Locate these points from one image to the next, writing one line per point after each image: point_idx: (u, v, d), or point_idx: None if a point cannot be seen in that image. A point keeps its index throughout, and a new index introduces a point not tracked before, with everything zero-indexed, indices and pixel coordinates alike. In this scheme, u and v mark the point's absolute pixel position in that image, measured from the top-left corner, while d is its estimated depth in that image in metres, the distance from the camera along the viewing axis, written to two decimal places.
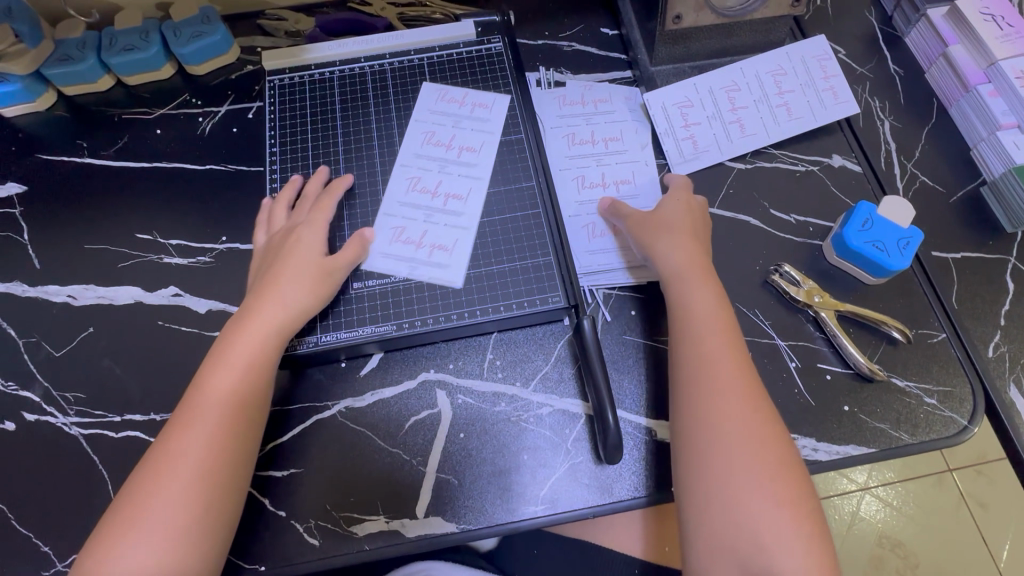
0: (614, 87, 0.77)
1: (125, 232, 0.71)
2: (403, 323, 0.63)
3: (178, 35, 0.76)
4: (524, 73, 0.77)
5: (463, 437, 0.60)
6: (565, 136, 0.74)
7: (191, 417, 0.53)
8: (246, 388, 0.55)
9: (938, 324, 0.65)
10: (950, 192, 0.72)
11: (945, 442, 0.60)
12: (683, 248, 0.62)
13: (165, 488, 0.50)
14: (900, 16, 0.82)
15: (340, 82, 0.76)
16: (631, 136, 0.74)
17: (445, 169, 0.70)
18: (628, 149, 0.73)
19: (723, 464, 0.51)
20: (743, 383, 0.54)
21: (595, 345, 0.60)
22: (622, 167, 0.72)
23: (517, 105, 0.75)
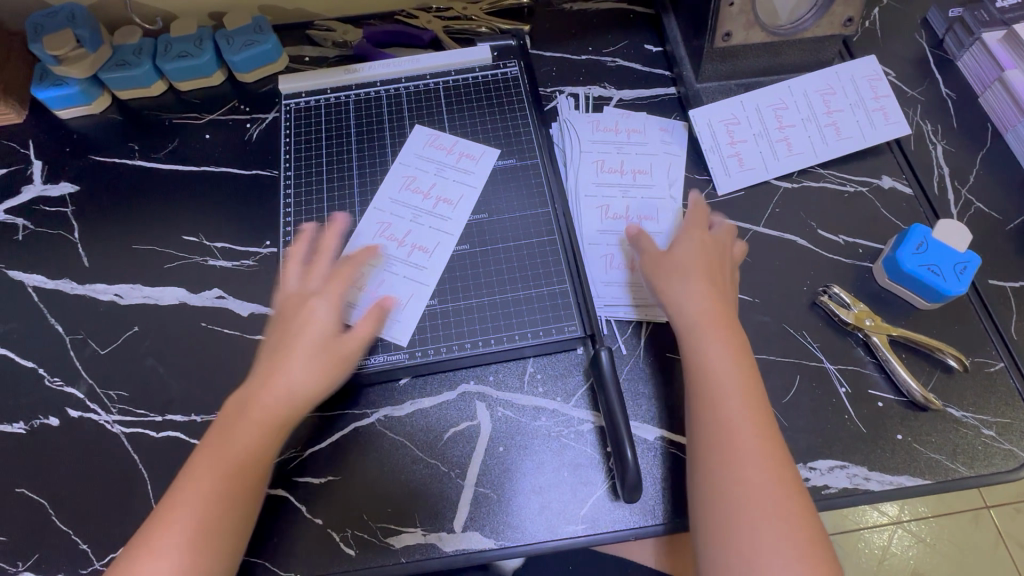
0: (649, 118, 0.76)
1: (173, 234, 0.72)
2: (416, 352, 0.62)
3: (231, 43, 0.78)
4: (540, 100, 0.77)
5: (502, 451, 0.59)
6: (595, 162, 0.73)
7: (191, 482, 0.51)
8: (247, 458, 0.53)
9: (996, 353, 0.62)
10: (1006, 218, 0.70)
11: (1005, 477, 0.57)
12: (700, 277, 0.60)
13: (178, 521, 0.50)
14: (951, 39, 0.80)
15: (356, 106, 0.76)
16: (660, 170, 0.73)
17: (416, 219, 0.69)
18: (655, 184, 0.72)
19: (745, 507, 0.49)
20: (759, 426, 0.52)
21: (612, 375, 0.59)
22: (648, 202, 0.71)
23: (532, 131, 0.74)
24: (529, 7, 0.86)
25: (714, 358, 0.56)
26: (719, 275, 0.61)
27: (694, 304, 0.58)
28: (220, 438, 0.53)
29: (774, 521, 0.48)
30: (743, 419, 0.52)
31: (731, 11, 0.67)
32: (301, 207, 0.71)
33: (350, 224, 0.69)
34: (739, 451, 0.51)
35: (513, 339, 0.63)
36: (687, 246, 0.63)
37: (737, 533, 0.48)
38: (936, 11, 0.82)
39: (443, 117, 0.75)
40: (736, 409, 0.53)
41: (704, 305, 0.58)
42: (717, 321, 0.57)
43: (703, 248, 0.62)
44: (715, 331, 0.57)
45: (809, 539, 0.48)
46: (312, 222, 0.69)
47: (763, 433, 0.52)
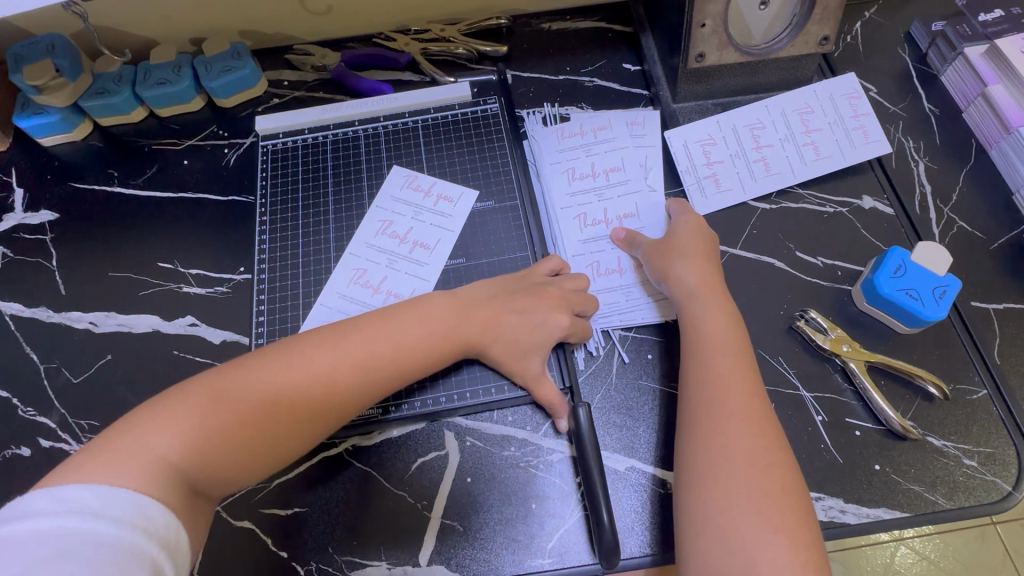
0: (614, 114, 0.75)
1: (149, 261, 0.72)
2: (388, 406, 0.61)
3: (209, 69, 0.79)
4: (520, 136, 0.75)
5: (469, 482, 0.59)
6: (565, 172, 0.72)
7: (227, 392, 0.48)
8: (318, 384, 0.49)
9: (979, 380, 0.61)
10: (989, 237, 0.68)
11: (986, 509, 0.55)
12: (694, 253, 0.62)
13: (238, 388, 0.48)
14: (934, 53, 0.79)
15: (333, 147, 0.74)
16: (633, 164, 0.73)
17: (390, 264, 0.67)
18: (631, 178, 0.72)
19: (723, 469, 0.48)
20: (755, 401, 0.51)
21: (590, 435, 0.57)
22: (626, 200, 0.71)
23: (513, 169, 0.73)
24: (507, 27, 0.86)
25: (709, 319, 0.58)
26: (714, 255, 0.63)
27: (692, 274, 0.61)
28: (277, 366, 0.49)
29: (746, 465, 0.48)
30: (733, 374, 0.53)
31: (703, 32, 0.67)
32: (275, 242, 0.70)
33: (325, 267, 0.68)
34: (725, 406, 0.51)
35: (487, 393, 0.61)
36: (684, 228, 0.65)
37: (711, 481, 0.48)
38: (919, 25, 0.81)
39: (422, 155, 0.73)
40: (730, 382, 0.52)
41: (699, 275, 0.61)
42: (716, 292, 0.59)
43: (699, 231, 0.65)
44: (710, 300, 0.59)
45: (784, 490, 0.47)
46: (286, 262, 0.68)
47: (749, 385, 0.52)
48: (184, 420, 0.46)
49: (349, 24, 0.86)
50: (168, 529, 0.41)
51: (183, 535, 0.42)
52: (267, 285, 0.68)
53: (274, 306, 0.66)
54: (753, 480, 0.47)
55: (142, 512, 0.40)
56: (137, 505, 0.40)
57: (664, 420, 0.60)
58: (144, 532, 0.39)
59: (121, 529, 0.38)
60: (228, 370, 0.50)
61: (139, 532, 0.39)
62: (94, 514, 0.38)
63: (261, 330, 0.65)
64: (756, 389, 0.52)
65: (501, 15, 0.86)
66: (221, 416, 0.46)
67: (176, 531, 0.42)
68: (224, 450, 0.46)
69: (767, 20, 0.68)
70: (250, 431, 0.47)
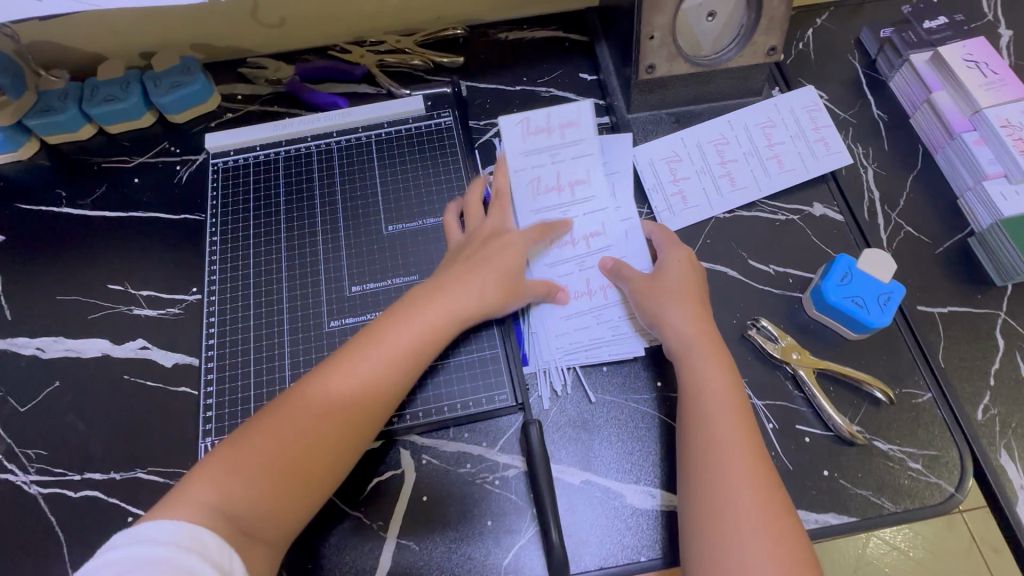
0: (587, 106, 0.68)
1: (98, 283, 0.71)
2: None
3: (158, 85, 0.78)
4: (473, 146, 0.74)
5: (426, 500, 0.58)
6: (530, 181, 0.68)
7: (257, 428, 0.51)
8: (371, 387, 0.54)
9: (924, 383, 0.62)
10: (935, 242, 0.70)
11: (929, 511, 0.57)
12: (689, 300, 0.61)
13: (291, 424, 0.51)
14: (883, 60, 0.80)
15: (285, 163, 0.72)
16: (599, 176, 0.68)
17: (342, 285, 0.66)
18: (598, 193, 0.68)
19: (741, 547, 0.47)
20: (760, 466, 0.51)
21: (541, 451, 0.57)
22: (590, 217, 0.68)
23: (466, 182, 0.71)
24: (464, 37, 0.86)
25: (708, 377, 0.56)
26: (703, 295, 0.62)
27: (688, 328, 0.59)
28: (312, 385, 0.53)
29: (763, 539, 0.47)
30: (734, 439, 0.52)
31: (652, 43, 0.67)
32: (227, 263, 0.68)
33: (277, 293, 0.66)
34: (732, 475, 0.50)
35: (440, 412, 0.61)
36: (675, 268, 0.63)
37: (726, 557, 0.47)
38: (867, 32, 0.82)
39: (375, 172, 0.72)
40: (736, 450, 0.51)
41: (694, 327, 0.59)
42: (708, 344, 0.58)
43: (687, 271, 0.63)
44: (705, 355, 0.57)
45: (798, 563, 0.47)
46: (236, 283, 0.67)
47: (755, 451, 0.52)
48: (243, 469, 0.49)
49: (304, 35, 0.85)
50: (220, 557, 0.44)
51: (239, 563, 0.45)
52: (218, 308, 0.66)
53: (224, 326, 0.65)
54: (773, 554, 0.47)
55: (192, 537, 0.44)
56: (194, 534, 0.44)
57: (618, 432, 0.61)
58: (194, 553, 0.43)
59: (174, 551, 0.42)
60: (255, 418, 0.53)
61: (187, 552, 0.42)
62: (154, 540, 0.42)
63: (210, 356, 0.63)
64: (759, 453, 0.52)
65: (457, 25, 0.86)
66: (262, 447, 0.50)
67: (230, 555, 0.44)
68: (300, 471, 0.51)
69: (714, 32, 0.69)
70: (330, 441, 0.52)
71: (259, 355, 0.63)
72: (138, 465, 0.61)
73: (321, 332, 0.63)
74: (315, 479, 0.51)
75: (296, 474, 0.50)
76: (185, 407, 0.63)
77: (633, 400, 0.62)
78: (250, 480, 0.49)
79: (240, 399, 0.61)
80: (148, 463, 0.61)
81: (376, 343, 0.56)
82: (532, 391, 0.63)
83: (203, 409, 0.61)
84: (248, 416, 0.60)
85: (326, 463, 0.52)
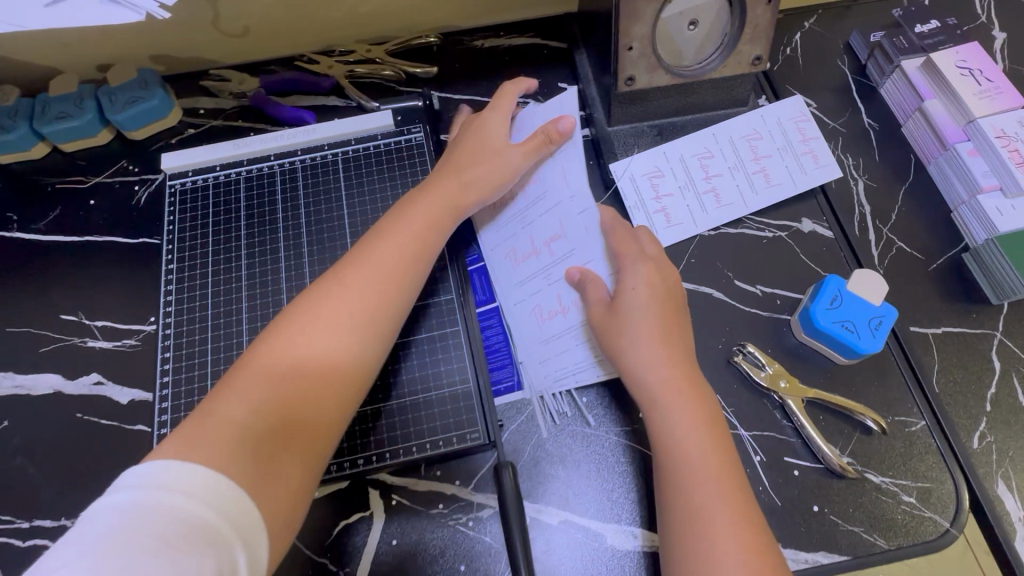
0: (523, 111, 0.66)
1: (51, 313, 0.67)
2: None
3: (113, 101, 0.73)
4: None
5: (395, 545, 0.55)
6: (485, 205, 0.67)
7: (256, 364, 0.47)
8: (384, 293, 0.53)
9: (917, 411, 0.59)
10: (928, 258, 0.67)
11: (923, 548, 0.54)
12: (651, 336, 0.55)
13: (305, 331, 0.49)
14: (873, 66, 0.77)
15: (246, 185, 0.69)
16: (550, 174, 0.64)
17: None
18: (550, 191, 0.63)
19: None
20: (745, 524, 0.46)
21: (514, 493, 0.54)
22: (550, 219, 0.63)
23: None
24: (437, 45, 0.82)
25: (682, 432, 0.51)
26: (671, 323, 0.56)
27: (655, 373, 0.53)
28: (309, 314, 0.50)
29: None
30: (716, 503, 0.47)
31: (631, 55, 0.63)
32: (183, 293, 0.64)
33: (236, 325, 0.62)
34: (713, 540, 0.46)
35: (408, 453, 0.57)
36: (634, 296, 0.56)
37: None
38: (857, 36, 0.78)
39: (341, 193, 0.68)
40: (715, 511, 0.47)
41: (663, 370, 0.53)
42: (679, 388, 0.52)
43: (651, 295, 0.57)
44: (677, 403, 0.52)
45: None
46: (194, 314, 0.63)
47: (741, 512, 0.47)
48: (243, 401, 0.44)
49: (269, 45, 0.81)
50: (222, 503, 0.38)
51: (255, 495, 0.40)
52: (173, 342, 0.62)
53: (181, 360, 0.61)
54: None
55: (200, 481, 0.38)
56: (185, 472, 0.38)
57: (598, 469, 0.57)
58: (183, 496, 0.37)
59: (160, 493, 0.37)
60: (246, 358, 0.48)
61: (173, 495, 0.37)
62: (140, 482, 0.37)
63: (165, 393, 0.60)
64: (748, 517, 0.46)
65: (430, 33, 0.82)
66: (266, 378, 0.46)
67: (227, 497, 0.39)
68: (308, 403, 0.46)
69: (697, 40, 0.66)
70: (336, 370, 0.48)
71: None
72: None
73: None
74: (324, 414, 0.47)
75: (304, 407, 0.46)
76: (140, 448, 0.60)
77: (614, 434, 0.59)
78: (266, 401, 0.45)
79: None
80: None
81: (376, 246, 0.55)
82: (507, 425, 0.60)
83: None
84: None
85: (333, 395, 0.48)
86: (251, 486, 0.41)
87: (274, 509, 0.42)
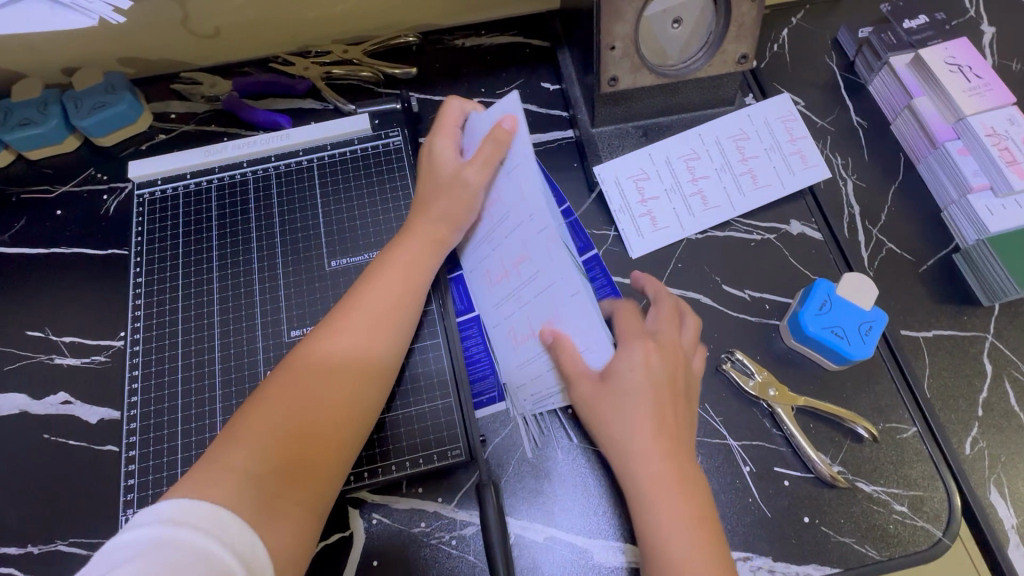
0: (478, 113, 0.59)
1: (16, 330, 0.65)
2: None
3: (78, 106, 0.71)
4: None
5: (376, 566, 0.54)
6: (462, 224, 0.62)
7: (267, 400, 0.47)
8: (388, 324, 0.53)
9: (909, 417, 0.58)
10: (919, 260, 0.66)
11: (916, 558, 0.53)
12: (645, 421, 0.49)
13: (309, 367, 0.49)
14: (861, 62, 0.75)
15: (218, 193, 0.67)
16: (507, 186, 0.56)
17: (281, 329, 0.60)
18: (508, 205, 0.56)
19: None
20: None
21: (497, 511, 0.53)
22: (513, 238, 0.56)
23: None
24: (417, 44, 0.79)
25: (668, 530, 0.46)
26: (671, 411, 0.49)
27: (643, 466, 0.48)
28: (317, 350, 0.50)
29: None
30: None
31: (613, 55, 0.61)
32: (153, 307, 0.62)
33: (208, 341, 0.60)
34: None
35: (387, 471, 0.55)
36: (629, 374, 0.50)
37: None
38: (845, 32, 0.77)
39: (317, 201, 0.66)
40: None
41: (654, 465, 0.48)
42: (666, 483, 0.47)
43: (648, 373, 0.50)
44: (662, 501, 0.47)
45: None
46: (164, 330, 0.61)
47: None
48: (255, 439, 0.44)
49: (242, 46, 0.78)
50: (237, 539, 0.39)
51: (259, 545, 0.40)
52: (143, 359, 0.60)
53: (150, 377, 0.59)
54: None
55: (213, 520, 0.39)
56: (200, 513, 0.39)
57: (583, 483, 0.56)
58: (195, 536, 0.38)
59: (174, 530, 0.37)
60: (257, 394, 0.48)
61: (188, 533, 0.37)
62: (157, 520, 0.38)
63: (134, 413, 0.57)
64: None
65: (408, 32, 0.80)
66: (276, 415, 0.46)
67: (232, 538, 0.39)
68: (317, 440, 0.46)
69: (681, 39, 0.64)
70: (340, 409, 0.48)
71: (188, 412, 0.57)
72: (57, 536, 0.55)
73: (255, 381, 0.58)
74: (333, 452, 0.47)
75: (314, 446, 0.46)
76: (109, 470, 0.57)
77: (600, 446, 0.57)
78: (273, 442, 0.45)
79: (166, 463, 0.55)
80: (69, 534, 0.55)
81: (375, 277, 0.55)
82: (490, 440, 0.58)
83: (125, 476, 0.55)
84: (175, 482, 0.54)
85: (340, 434, 0.48)
86: (257, 523, 0.41)
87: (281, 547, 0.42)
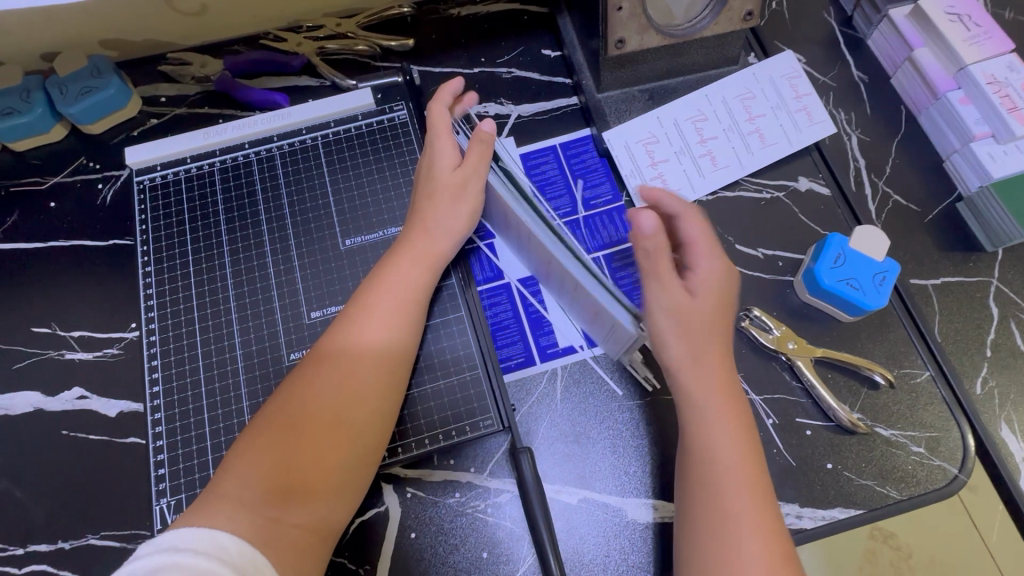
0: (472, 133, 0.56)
1: (21, 327, 0.63)
2: None
3: (64, 92, 0.68)
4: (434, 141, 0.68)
5: (415, 536, 0.54)
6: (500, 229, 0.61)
7: (261, 426, 0.46)
8: (390, 344, 0.52)
9: (922, 362, 0.60)
10: (925, 210, 0.67)
11: (935, 495, 0.55)
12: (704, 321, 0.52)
13: (308, 387, 0.48)
14: (860, 17, 0.75)
15: (222, 176, 0.65)
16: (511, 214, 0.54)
17: (300, 311, 0.59)
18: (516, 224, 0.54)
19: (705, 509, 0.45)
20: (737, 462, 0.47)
21: (535, 482, 0.54)
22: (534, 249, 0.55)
23: None
24: (411, 15, 0.77)
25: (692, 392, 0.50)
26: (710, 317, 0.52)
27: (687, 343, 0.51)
28: (308, 373, 0.49)
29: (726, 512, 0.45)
30: (757, 564, 0.43)
31: (621, 15, 0.60)
32: (164, 295, 0.60)
33: (226, 327, 0.59)
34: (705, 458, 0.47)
35: (419, 445, 0.55)
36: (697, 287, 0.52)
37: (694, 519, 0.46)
38: None
39: (325, 179, 0.65)
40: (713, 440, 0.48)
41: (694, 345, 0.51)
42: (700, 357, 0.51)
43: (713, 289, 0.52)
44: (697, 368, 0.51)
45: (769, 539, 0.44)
46: (179, 319, 0.59)
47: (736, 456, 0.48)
48: (251, 465, 0.44)
49: (229, 24, 0.75)
50: (236, 557, 0.38)
51: (263, 557, 0.40)
52: (160, 349, 0.58)
53: (170, 366, 0.58)
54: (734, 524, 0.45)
55: (211, 541, 0.38)
56: (212, 538, 0.39)
57: (615, 444, 0.57)
58: (217, 560, 0.37)
59: (195, 556, 0.37)
60: (253, 422, 0.47)
61: (207, 558, 0.37)
62: (170, 547, 0.37)
63: (157, 404, 0.57)
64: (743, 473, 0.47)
65: (402, 2, 0.77)
66: (270, 435, 0.45)
67: (253, 558, 0.39)
68: (313, 456, 0.45)
69: None
70: (335, 426, 0.47)
71: (212, 399, 0.56)
72: (88, 531, 0.55)
73: (279, 364, 0.57)
74: (328, 472, 0.46)
75: (307, 468, 0.45)
76: (135, 462, 0.57)
77: (619, 408, 0.58)
78: (276, 464, 0.44)
79: (195, 451, 0.55)
80: (101, 528, 0.55)
81: (374, 288, 0.54)
82: (517, 412, 0.59)
83: (154, 467, 0.54)
84: (207, 469, 0.54)
85: (334, 456, 0.46)
86: (257, 538, 0.40)
87: (289, 570, 0.41)
